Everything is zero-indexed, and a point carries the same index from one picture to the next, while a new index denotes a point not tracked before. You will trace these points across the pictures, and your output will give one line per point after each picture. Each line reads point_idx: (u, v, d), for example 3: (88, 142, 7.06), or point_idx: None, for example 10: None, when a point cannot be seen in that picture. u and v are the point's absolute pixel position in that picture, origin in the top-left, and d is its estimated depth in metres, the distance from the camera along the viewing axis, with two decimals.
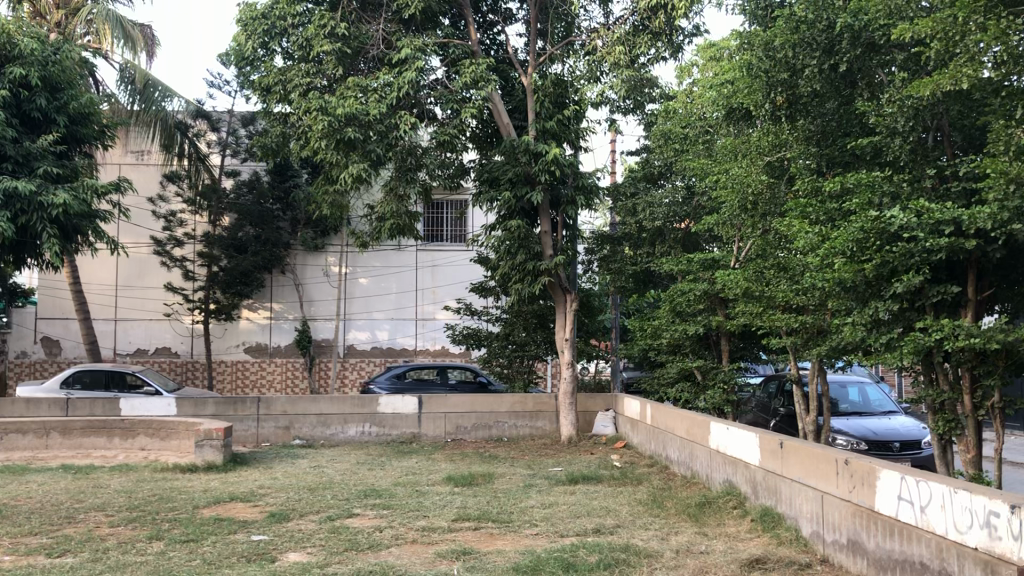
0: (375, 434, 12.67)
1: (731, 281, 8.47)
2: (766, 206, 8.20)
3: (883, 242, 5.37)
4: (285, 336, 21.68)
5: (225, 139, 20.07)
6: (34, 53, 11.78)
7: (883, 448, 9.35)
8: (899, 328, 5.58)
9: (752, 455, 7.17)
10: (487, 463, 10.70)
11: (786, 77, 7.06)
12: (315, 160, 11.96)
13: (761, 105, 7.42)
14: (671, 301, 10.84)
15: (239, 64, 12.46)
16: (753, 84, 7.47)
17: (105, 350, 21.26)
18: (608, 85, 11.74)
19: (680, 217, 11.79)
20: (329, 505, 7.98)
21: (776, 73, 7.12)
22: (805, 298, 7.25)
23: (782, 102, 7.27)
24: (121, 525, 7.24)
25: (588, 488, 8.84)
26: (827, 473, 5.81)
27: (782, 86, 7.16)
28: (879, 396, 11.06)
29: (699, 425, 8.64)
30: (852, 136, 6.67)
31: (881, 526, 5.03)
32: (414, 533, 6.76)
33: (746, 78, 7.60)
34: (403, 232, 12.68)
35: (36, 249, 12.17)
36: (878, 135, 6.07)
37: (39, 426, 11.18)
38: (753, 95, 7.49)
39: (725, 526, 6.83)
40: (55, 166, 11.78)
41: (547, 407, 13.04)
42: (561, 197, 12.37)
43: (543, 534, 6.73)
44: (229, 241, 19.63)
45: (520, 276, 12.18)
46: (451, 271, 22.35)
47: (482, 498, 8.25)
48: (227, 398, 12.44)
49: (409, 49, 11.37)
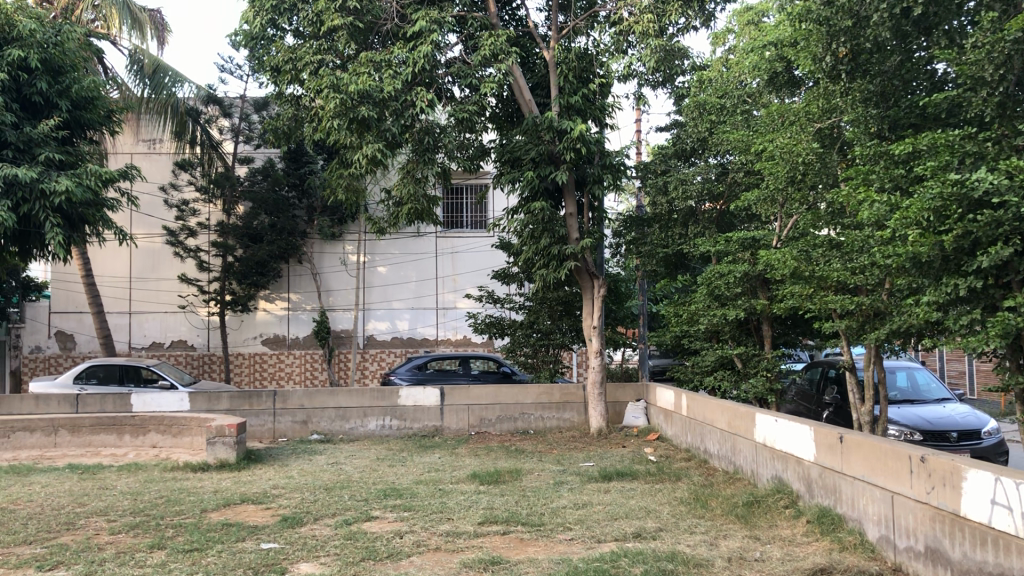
0: (395, 428, 12.09)
1: (777, 261, 7.77)
2: (815, 177, 7.52)
3: (966, 209, 4.76)
4: (303, 327, 21.16)
5: (238, 125, 19.56)
6: (34, 35, 11.24)
7: (941, 439, 8.68)
8: (981, 308, 4.94)
9: (806, 450, 6.55)
10: (513, 458, 10.13)
11: (851, 26, 6.56)
12: (328, 141, 11.35)
13: (822, 58, 6.91)
14: (708, 284, 10.16)
15: (250, 44, 11.91)
16: (815, 35, 7.00)
17: (121, 345, 20.83)
18: (637, 57, 11.08)
19: (713, 195, 11.15)
20: (346, 508, 7.42)
21: (839, 22, 6.63)
22: (863, 277, 6.65)
23: (844, 55, 6.80)
24: (122, 531, 6.72)
25: (623, 485, 8.22)
26: (899, 472, 5.19)
27: (844, 37, 6.66)
28: (928, 381, 10.40)
29: (741, 416, 8.02)
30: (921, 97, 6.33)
31: (968, 534, 4.42)
32: (437, 540, 6.17)
33: (805, 29, 7.18)
34: (422, 218, 12.11)
35: (42, 239, 11.67)
36: (956, 89, 5.57)
37: (46, 424, 10.69)
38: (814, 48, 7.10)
39: (778, 529, 6.22)
40: (58, 153, 11.26)
41: (574, 398, 12.45)
42: (586, 176, 11.76)
43: (578, 539, 6.13)
44: (243, 230, 19.16)
45: (545, 261, 11.55)
46: (472, 257, 21.83)
47: (510, 497, 7.66)
48: (242, 391, 11.92)
49: (424, 22, 10.77)
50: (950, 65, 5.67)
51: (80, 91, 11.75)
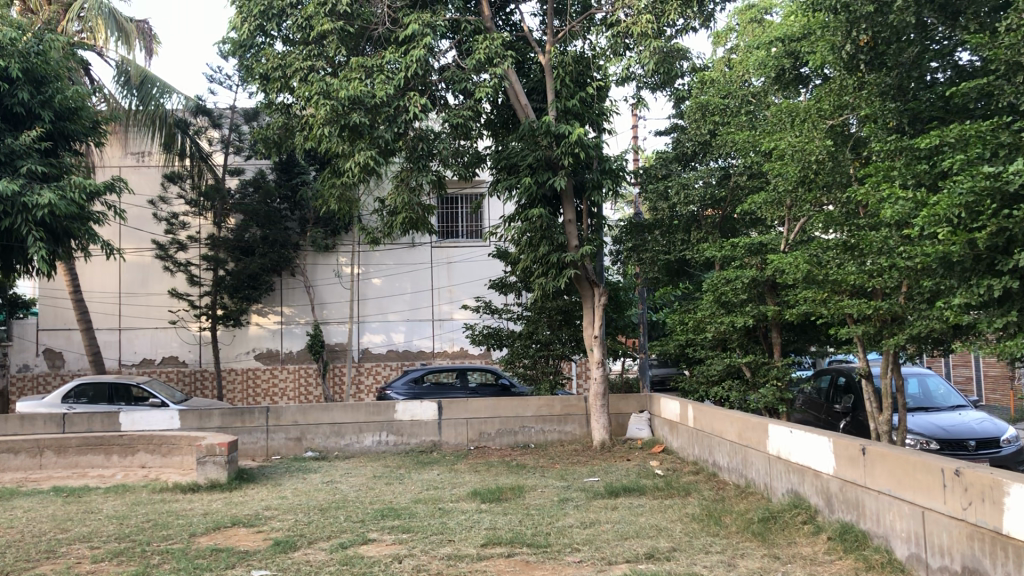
0: (392, 444, 11.75)
1: (789, 264, 7.43)
2: (827, 177, 7.26)
3: (1000, 205, 4.52)
4: (297, 341, 20.80)
5: (228, 136, 19.24)
6: (14, 44, 10.91)
7: (958, 447, 8.38)
8: (1018, 310, 4.64)
9: (825, 462, 6.23)
10: (515, 473, 9.77)
11: (873, 12, 6.52)
12: (319, 149, 11.01)
13: (842, 46, 6.87)
14: (714, 290, 9.84)
15: (238, 52, 11.59)
16: (833, 25, 6.96)
17: (111, 362, 20.44)
18: (635, 60, 10.79)
19: (715, 200, 10.84)
20: (342, 530, 7.07)
21: (861, 8, 6.58)
22: (882, 279, 6.34)
23: (865, 43, 6.81)
24: (105, 559, 6.35)
25: (631, 501, 7.88)
26: (930, 486, 4.86)
27: (866, 23, 6.62)
28: (939, 386, 10.10)
29: (752, 427, 7.70)
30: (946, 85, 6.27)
31: (1012, 553, 4.08)
32: (438, 563, 5.84)
33: (821, 17, 7.10)
34: (416, 228, 11.79)
35: (25, 254, 11.31)
36: (991, 78, 5.38)
37: (31, 445, 10.32)
38: (830, 35, 7.03)
39: (798, 547, 5.89)
40: (41, 165, 10.91)
41: (576, 409, 12.12)
42: (585, 182, 11.45)
43: (588, 561, 5.80)
44: (235, 243, 18.83)
45: (544, 270, 11.24)
46: (468, 268, 21.53)
47: (513, 516, 7.33)
48: (234, 409, 11.55)
49: (417, 25, 10.43)
50: (984, 51, 5.41)
51: (64, 101, 11.43)
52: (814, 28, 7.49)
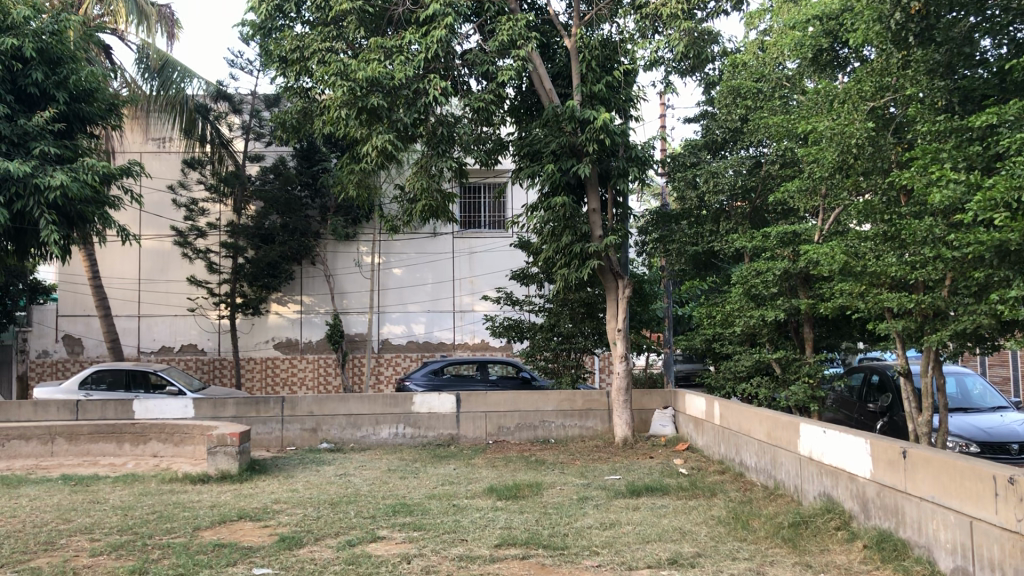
0: (409, 437, 11.45)
1: (825, 255, 7.01)
2: (867, 162, 6.92)
3: None
4: (316, 330, 20.60)
5: (248, 122, 19.05)
6: (28, 23, 10.69)
7: (999, 451, 7.95)
8: None
9: (861, 465, 5.85)
10: (534, 470, 9.45)
11: None
12: (336, 133, 10.70)
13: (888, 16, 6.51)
14: (744, 283, 9.47)
15: (257, 35, 11.34)
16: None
17: (130, 349, 20.33)
18: (663, 42, 10.41)
19: (745, 190, 10.45)
20: (350, 526, 6.78)
21: None
22: (925, 271, 5.95)
23: (915, 11, 6.46)
24: (104, 553, 6.10)
25: (654, 502, 7.53)
26: (980, 494, 4.48)
27: None
28: (977, 385, 9.65)
29: (782, 426, 7.32)
30: (1004, 60, 6.10)
31: None
32: (449, 564, 5.53)
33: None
34: (436, 216, 11.41)
35: (38, 237, 11.08)
36: None
37: (43, 432, 10.14)
38: (877, 4, 6.67)
39: (832, 555, 5.53)
40: (54, 147, 10.71)
41: (598, 405, 11.75)
42: (611, 169, 11.07)
43: (607, 566, 5.45)
44: (255, 231, 18.64)
45: (566, 261, 10.88)
46: (490, 258, 21.22)
47: (530, 514, 7.00)
48: (249, 398, 11.31)
49: (438, 5, 10.07)
50: None
51: (79, 82, 11.24)
52: (857, 5, 7.14)
